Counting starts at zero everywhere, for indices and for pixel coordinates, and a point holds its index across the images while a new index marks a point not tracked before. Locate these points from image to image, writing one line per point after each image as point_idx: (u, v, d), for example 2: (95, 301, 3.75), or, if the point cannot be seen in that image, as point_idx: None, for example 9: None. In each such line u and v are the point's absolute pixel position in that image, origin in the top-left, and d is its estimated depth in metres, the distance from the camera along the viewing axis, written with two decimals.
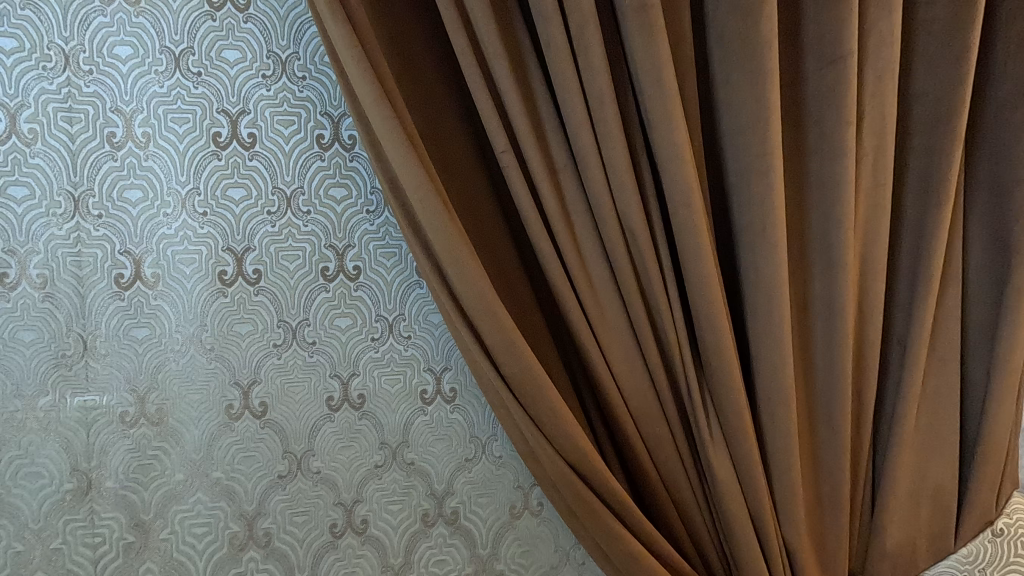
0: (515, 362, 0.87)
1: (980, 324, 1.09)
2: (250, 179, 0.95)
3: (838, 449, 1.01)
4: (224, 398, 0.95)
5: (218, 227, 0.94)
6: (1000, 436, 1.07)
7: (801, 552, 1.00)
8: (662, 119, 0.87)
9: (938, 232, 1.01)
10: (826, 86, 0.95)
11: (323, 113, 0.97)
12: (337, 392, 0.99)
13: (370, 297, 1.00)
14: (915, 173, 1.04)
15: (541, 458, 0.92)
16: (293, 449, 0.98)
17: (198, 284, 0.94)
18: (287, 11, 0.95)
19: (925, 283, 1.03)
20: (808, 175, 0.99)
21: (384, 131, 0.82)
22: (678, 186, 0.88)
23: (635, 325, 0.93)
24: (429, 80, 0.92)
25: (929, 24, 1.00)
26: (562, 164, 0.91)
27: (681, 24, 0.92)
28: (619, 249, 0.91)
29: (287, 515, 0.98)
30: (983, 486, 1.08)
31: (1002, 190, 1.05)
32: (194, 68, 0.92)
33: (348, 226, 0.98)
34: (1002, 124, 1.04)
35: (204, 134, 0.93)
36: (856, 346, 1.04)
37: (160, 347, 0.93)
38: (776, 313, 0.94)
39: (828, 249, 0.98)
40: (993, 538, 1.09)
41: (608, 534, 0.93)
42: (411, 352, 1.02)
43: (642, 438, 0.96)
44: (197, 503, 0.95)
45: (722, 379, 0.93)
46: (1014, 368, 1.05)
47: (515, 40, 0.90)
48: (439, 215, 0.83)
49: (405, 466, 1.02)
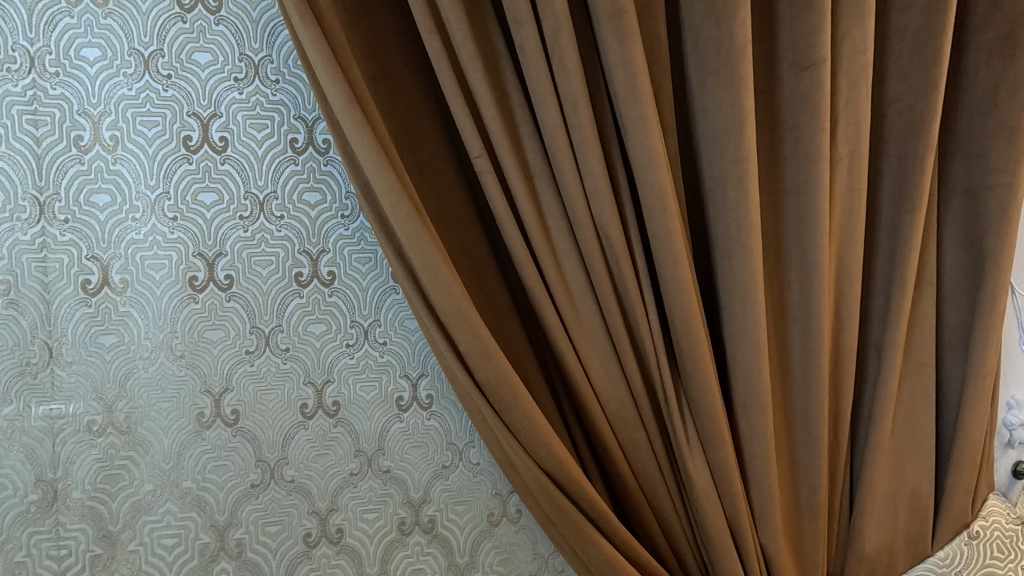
0: (490, 369, 0.86)
1: (955, 328, 1.10)
2: (222, 184, 0.93)
3: (815, 453, 1.01)
4: (195, 405, 0.94)
5: (188, 232, 0.92)
6: (976, 440, 1.08)
7: (779, 558, 1.00)
8: (637, 124, 0.87)
9: (912, 237, 1.02)
10: (801, 92, 0.95)
11: (297, 117, 0.95)
12: (311, 399, 0.98)
13: (345, 303, 0.99)
14: (890, 178, 1.05)
15: (517, 465, 0.91)
16: (266, 458, 0.96)
17: (168, 290, 0.92)
18: (259, 14, 0.93)
19: (900, 288, 1.03)
20: (785, 180, 1.00)
21: (355, 134, 0.81)
22: (654, 191, 0.88)
23: (611, 330, 0.93)
24: (403, 84, 0.91)
25: (902, 31, 1.01)
26: (537, 169, 0.91)
27: (656, 30, 0.92)
28: (595, 253, 0.90)
29: (260, 525, 0.96)
30: (958, 489, 1.09)
31: (976, 195, 1.06)
32: (163, 70, 0.90)
33: (322, 231, 0.97)
34: (976, 130, 1.05)
35: (174, 137, 0.91)
36: (833, 351, 1.05)
37: (128, 355, 0.91)
38: (752, 318, 0.94)
39: (805, 254, 0.98)
40: (970, 541, 1.09)
41: (585, 541, 0.92)
42: (386, 358, 1.01)
43: (619, 444, 0.96)
44: (166, 514, 0.93)
45: (698, 384, 0.93)
46: (987, 372, 1.06)
47: (490, 44, 0.89)
48: (412, 221, 0.82)
49: (381, 474, 1.01)
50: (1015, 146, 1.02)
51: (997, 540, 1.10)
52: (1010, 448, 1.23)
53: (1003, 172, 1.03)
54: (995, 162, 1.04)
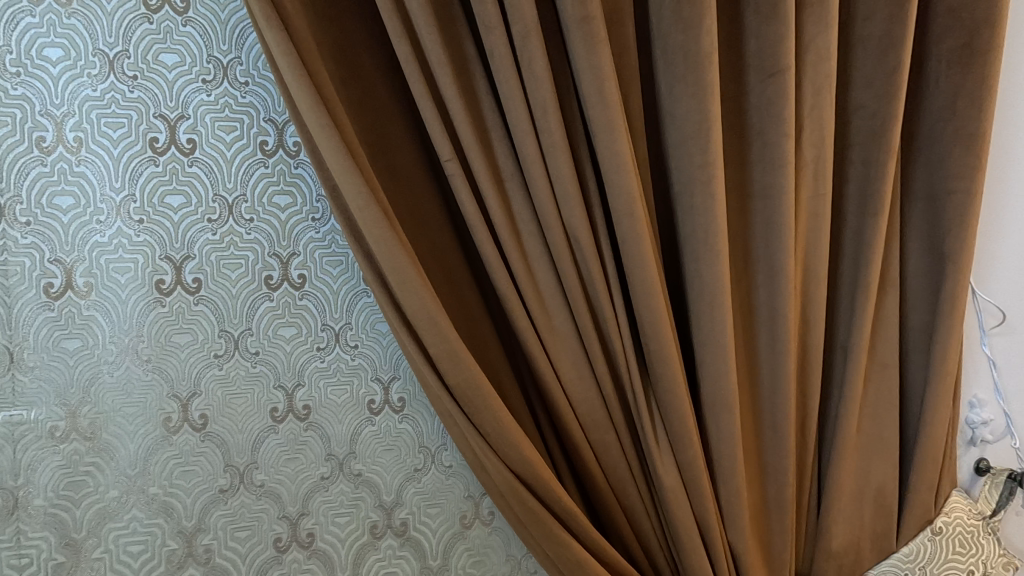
0: (459, 371, 0.87)
1: (918, 328, 1.13)
2: (190, 186, 0.92)
3: (783, 453, 1.03)
4: (162, 410, 0.92)
5: (155, 235, 0.91)
6: (938, 438, 1.11)
7: (747, 556, 1.01)
8: (605, 128, 0.88)
9: (876, 241, 1.05)
10: (766, 99, 0.97)
11: (267, 120, 0.95)
12: (281, 403, 0.97)
13: (316, 306, 0.98)
14: (855, 183, 1.07)
15: (487, 467, 0.91)
16: (235, 462, 0.95)
17: (134, 294, 0.91)
18: (228, 15, 0.93)
19: (864, 289, 1.06)
20: (752, 185, 1.01)
21: (322, 137, 0.81)
22: (622, 194, 0.89)
23: (582, 333, 0.94)
24: (373, 87, 0.91)
25: (865, 40, 1.04)
26: (508, 173, 0.91)
27: (625, 36, 0.93)
28: (565, 256, 0.91)
29: (229, 531, 0.95)
30: (922, 487, 1.12)
31: (937, 200, 1.09)
32: (129, 72, 0.89)
33: (293, 234, 0.97)
34: (937, 137, 1.08)
35: (140, 139, 0.90)
36: (801, 352, 1.07)
37: (92, 359, 0.90)
38: (720, 320, 0.95)
39: (771, 257, 1.00)
40: (934, 537, 1.12)
41: (555, 543, 0.93)
42: (358, 362, 1.00)
43: (590, 445, 0.97)
44: (132, 521, 0.92)
45: (667, 386, 0.94)
46: (948, 372, 1.09)
47: (460, 49, 0.90)
48: (380, 224, 0.82)
49: (352, 478, 1.00)
50: (974, 152, 1.05)
51: (959, 535, 1.13)
52: (972, 445, 1.27)
53: (963, 177, 1.06)
54: (955, 168, 1.06)
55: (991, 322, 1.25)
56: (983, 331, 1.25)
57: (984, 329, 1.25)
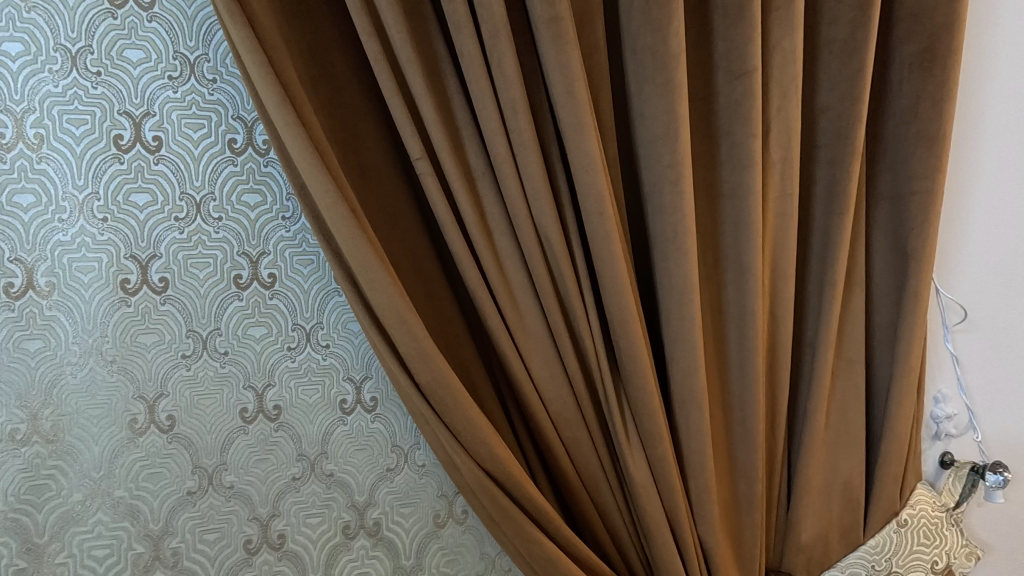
0: (429, 370, 0.87)
1: (883, 325, 1.16)
2: (156, 184, 0.91)
3: (753, 449, 1.05)
4: (128, 412, 0.91)
5: (119, 234, 0.90)
6: (903, 433, 1.13)
7: (717, 551, 1.03)
8: (575, 128, 0.88)
9: (841, 241, 1.07)
10: (734, 100, 0.98)
11: (235, 118, 0.94)
12: (251, 404, 0.96)
13: (286, 306, 0.98)
14: (821, 183, 1.10)
15: (459, 466, 0.91)
16: (203, 464, 0.94)
17: (98, 293, 0.89)
18: (194, 12, 0.92)
19: (830, 287, 1.08)
20: (721, 184, 1.03)
21: (289, 135, 0.80)
22: (591, 194, 0.90)
23: (553, 331, 0.94)
24: (343, 85, 0.91)
25: (830, 43, 1.06)
26: (479, 172, 0.92)
27: (594, 37, 0.94)
28: (536, 255, 0.92)
29: (197, 533, 0.94)
30: (887, 480, 1.15)
31: (901, 200, 1.12)
32: (92, 67, 0.88)
33: (262, 233, 0.96)
34: (900, 139, 1.11)
35: (104, 136, 0.89)
36: (770, 350, 1.09)
37: (55, 360, 0.88)
38: (689, 318, 0.96)
39: (740, 256, 1.02)
40: (899, 529, 1.15)
41: (527, 540, 0.94)
42: (329, 361, 1.00)
43: (562, 442, 0.98)
44: (97, 524, 0.90)
45: (637, 383, 0.95)
46: (912, 367, 1.12)
47: (431, 48, 0.90)
48: (348, 223, 0.82)
49: (324, 478, 1.00)
50: (935, 154, 1.08)
51: (924, 527, 1.16)
52: (937, 440, 1.30)
53: (925, 178, 1.08)
54: (918, 169, 1.09)
55: (954, 320, 1.29)
56: (946, 329, 1.29)
57: (947, 326, 1.28)
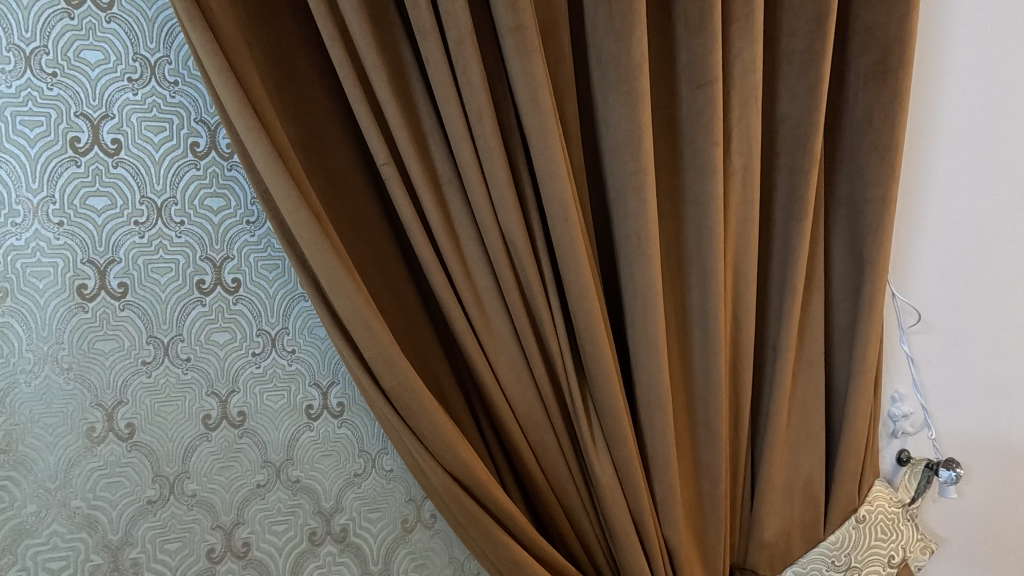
0: (394, 375, 0.87)
1: (842, 327, 1.20)
2: (115, 188, 0.89)
3: (716, 449, 1.07)
4: (85, 420, 0.89)
5: (76, 238, 0.88)
6: (861, 431, 1.17)
7: (681, 550, 1.05)
8: (539, 135, 0.89)
9: (800, 247, 1.10)
10: (697, 109, 1.00)
11: (198, 121, 0.93)
12: (214, 411, 0.95)
13: (251, 311, 0.97)
14: (782, 190, 1.13)
15: (426, 470, 0.92)
16: (164, 472, 0.93)
17: (54, 299, 0.87)
18: (155, 13, 0.90)
19: (791, 290, 1.11)
20: (685, 191, 1.05)
21: (250, 140, 0.79)
22: (556, 200, 0.91)
23: (520, 335, 0.95)
24: (308, 89, 0.91)
25: (790, 55, 1.09)
26: (445, 178, 0.92)
27: (560, 46, 0.95)
28: (502, 260, 0.92)
29: (158, 543, 0.93)
30: (846, 478, 1.18)
31: (857, 207, 1.16)
32: (47, 68, 0.86)
33: (226, 238, 0.95)
34: (856, 148, 1.14)
35: (60, 138, 0.87)
36: (733, 352, 1.12)
37: (8, 368, 0.86)
38: (652, 322, 0.98)
39: (702, 261, 1.04)
40: (857, 525, 1.19)
41: (493, 543, 0.94)
42: (295, 367, 0.99)
43: (529, 444, 0.99)
44: (52, 536, 0.88)
45: (602, 386, 0.96)
46: (869, 368, 1.16)
47: (397, 54, 0.90)
48: (311, 228, 0.82)
49: (290, 484, 0.99)
50: (889, 163, 1.11)
51: (881, 522, 1.21)
52: (893, 438, 1.35)
53: (879, 186, 1.12)
54: (872, 177, 1.13)
55: (909, 322, 1.34)
56: (902, 330, 1.34)
57: (903, 327, 1.33)
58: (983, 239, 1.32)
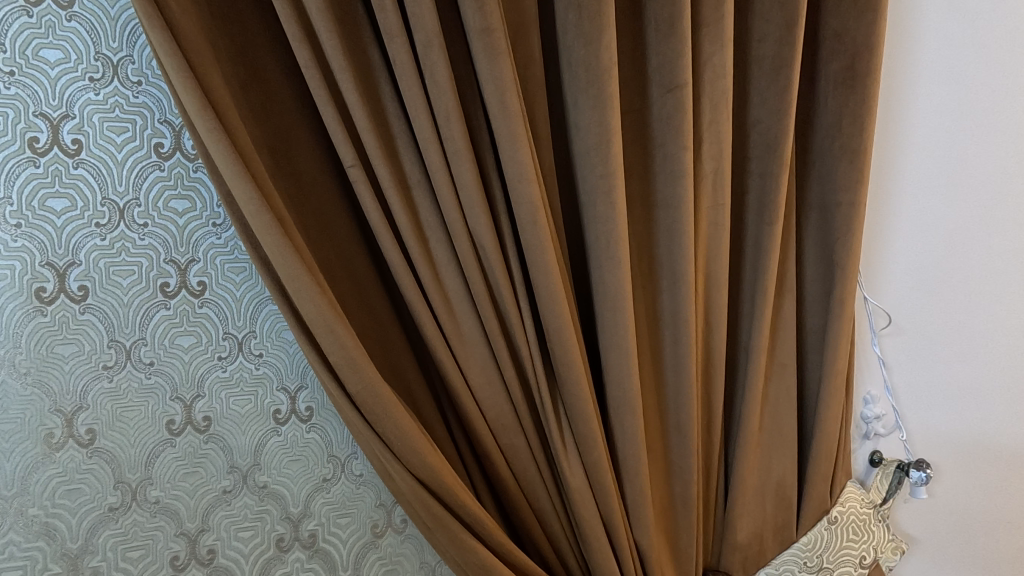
0: (358, 379, 0.86)
1: (814, 329, 1.21)
2: (76, 189, 0.88)
3: (688, 451, 1.07)
4: (43, 426, 0.87)
5: (34, 241, 0.86)
6: (832, 433, 1.18)
7: (652, 553, 1.05)
8: (507, 137, 0.89)
9: (772, 250, 1.10)
10: (667, 112, 1.01)
11: (163, 121, 0.92)
12: (178, 416, 0.93)
13: (217, 314, 0.95)
14: (754, 194, 1.14)
15: (393, 475, 0.91)
16: (126, 479, 0.91)
17: (10, 302, 0.85)
18: (117, 12, 0.89)
19: (762, 292, 1.12)
20: (655, 195, 1.06)
21: (211, 142, 0.78)
22: (525, 201, 0.91)
23: (490, 338, 0.95)
24: (275, 91, 0.90)
25: (760, 60, 1.10)
26: (414, 180, 0.92)
27: (530, 49, 0.95)
28: (471, 263, 0.92)
29: (120, 551, 0.91)
30: (818, 480, 1.19)
31: (827, 211, 1.17)
32: (4, 67, 0.84)
33: (191, 240, 0.94)
34: (827, 152, 1.15)
35: (18, 139, 0.85)
36: (705, 354, 1.12)
37: None
38: (622, 325, 0.98)
39: (673, 263, 1.04)
40: (829, 526, 1.20)
41: (462, 549, 0.94)
42: (262, 370, 0.98)
43: (500, 448, 0.98)
44: (9, 545, 0.86)
45: (572, 389, 0.96)
46: (839, 370, 1.17)
47: (365, 56, 0.90)
48: (273, 231, 0.80)
49: (257, 490, 0.98)
50: (857, 167, 1.12)
51: (853, 523, 1.21)
52: (866, 439, 1.37)
53: (849, 190, 1.13)
54: (842, 182, 1.13)
55: (880, 324, 1.35)
56: (873, 333, 1.35)
57: (874, 330, 1.35)
58: (959, 241, 1.33)
